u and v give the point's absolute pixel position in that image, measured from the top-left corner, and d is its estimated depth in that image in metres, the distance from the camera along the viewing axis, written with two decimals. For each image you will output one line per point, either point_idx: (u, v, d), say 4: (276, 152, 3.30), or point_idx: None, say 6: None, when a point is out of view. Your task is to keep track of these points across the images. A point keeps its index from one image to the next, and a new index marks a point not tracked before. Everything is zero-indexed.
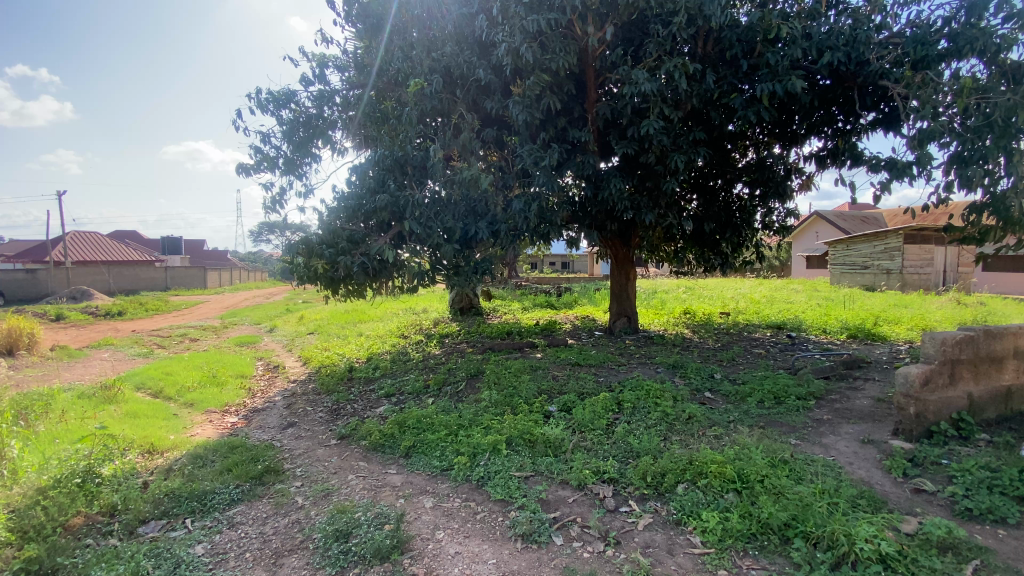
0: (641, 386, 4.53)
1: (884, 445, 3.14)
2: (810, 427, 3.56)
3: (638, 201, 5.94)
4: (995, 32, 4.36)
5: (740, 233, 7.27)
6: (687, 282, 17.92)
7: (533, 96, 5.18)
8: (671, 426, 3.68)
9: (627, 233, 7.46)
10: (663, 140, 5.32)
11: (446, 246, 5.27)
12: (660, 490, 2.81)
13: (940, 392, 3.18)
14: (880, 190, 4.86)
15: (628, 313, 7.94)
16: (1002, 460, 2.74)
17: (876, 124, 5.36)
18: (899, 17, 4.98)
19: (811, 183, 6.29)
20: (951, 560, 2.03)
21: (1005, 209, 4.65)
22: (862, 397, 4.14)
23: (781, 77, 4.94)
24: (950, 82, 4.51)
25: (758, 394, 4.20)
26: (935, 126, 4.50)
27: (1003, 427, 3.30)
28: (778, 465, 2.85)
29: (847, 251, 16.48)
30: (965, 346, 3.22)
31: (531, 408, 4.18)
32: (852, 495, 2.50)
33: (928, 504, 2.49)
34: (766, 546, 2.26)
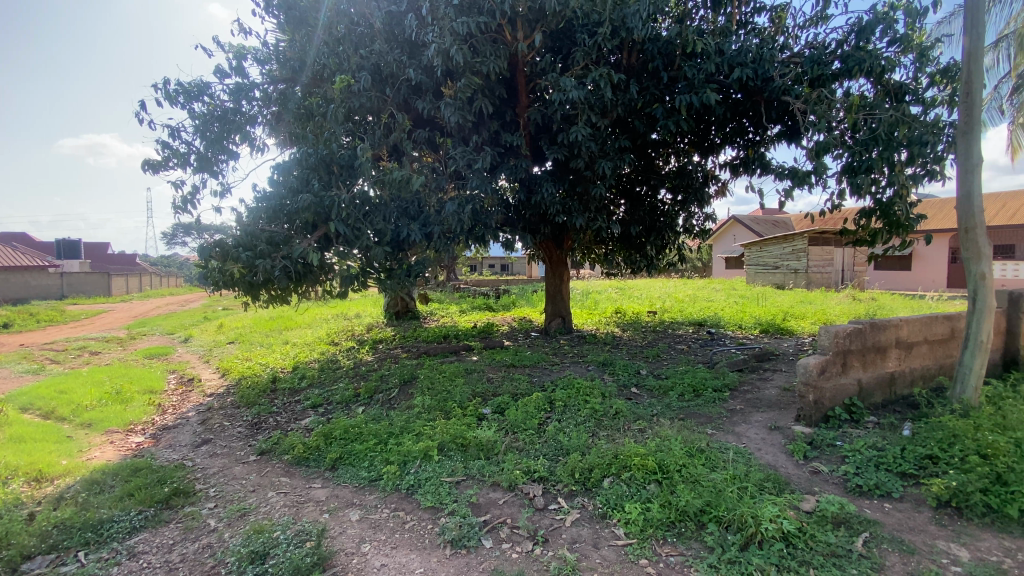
0: (572, 384, 4.64)
1: (788, 431, 3.42)
2: (725, 417, 3.80)
3: (569, 205, 6.06)
4: (879, 56, 4.88)
5: (665, 236, 7.63)
6: (618, 283, 18.65)
7: (464, 98, 5.16)
8: (599, 423, 3.79)
9: (560, 235, 7.62)
10: (591, 146, 5.50)
11: (376, 248, 5.12)
12: (587, 486, 2.88)
13: (834, 380, 3.51)
14: (785, 197, 5.28)
15: (563, 314, 8.12)
16: (887, 440, 3.05)
17: (780, 136, 5.83)
18: (799, 38, 5.46)
19: (726, 189, 6.73)
20: (844, 534, 2.23)
21: (889, 214, 5.21)
22: (770, 387, 4.49)
23: (697, 89, 5.25)
24: (841, 100, 5.01)
25: (679, 387, 4.44)
26: (830, 140, 4.99)
27: (887, 409, 3.68)
28: (695, 454, 3.02)
29: (761, 253, 17.81)
30: (854, 338, 3.56)
31: (464, 411, 4.15)
32: (760, 479, 2.69)
33: (825, 483, 2.73)
34: (683, 533, 2.37)
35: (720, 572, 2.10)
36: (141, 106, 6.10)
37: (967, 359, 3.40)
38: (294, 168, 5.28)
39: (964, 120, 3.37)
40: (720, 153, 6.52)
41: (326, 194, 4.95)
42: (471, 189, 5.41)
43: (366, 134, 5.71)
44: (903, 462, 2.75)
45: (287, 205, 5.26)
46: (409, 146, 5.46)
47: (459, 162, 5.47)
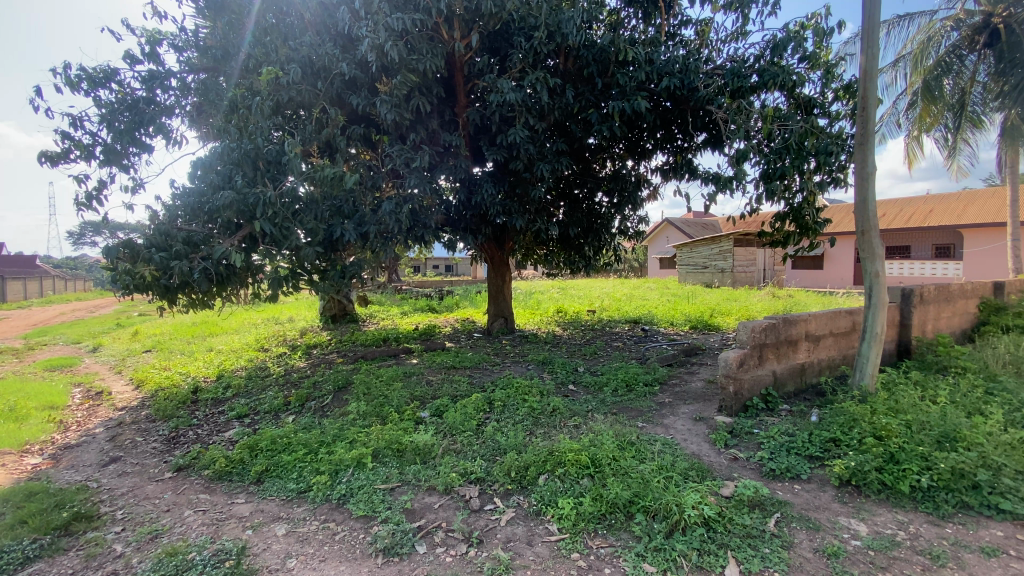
0: (511, 384, 4.67)
1: (711, 421, 3.62)
2: (655, 410, 3.98)
3: (508, 206, 6.10)
4: (791, 72, 5.28)
5: (602, 238, 7.86)
6: (560, 283, 19.03)
7: (400, 96, 5.05)
8: (536, 421, 3.84)
9: (500, 236, 7.66)
10: (529, 148, 5.55)
11: (307, 249, 4.90)
12: (523, 485, 2.91)
13: (752, 372, 3.75)
14: (709, 201, 5.59)
15: (504, 315, 8.16)
16: (798, 425, 3.30)
17: (706, 143, 6.17)
18: (721, 51, 5.79)
19: (657, 193, 7.04)
20: (758, 516, 2.39)
21: (800, 218, 5.64)
22: (696, 379, 4.75)
23: (629, 96, 5.45)
24: (758, 112, 5.36)
25: (613, 383, 4.60)
26: (748, 148, 5.34)
27: (798, 397, 3.99)
28: (626, 447, 3.13)
29: (692, 253, 18.87)
30: (769, 332, 3.83)
31: (401, 416, 4.06)
32: (685, 468, 2.83)
33: (743, 468, 2.92)
34: (613, 524, 2.44)
35: (647, 560, 2.18)
36: (36, 91, 5.50)
37: (865, 349, 3.75)
38: (215, 163, 4.95)
39: (861, 132, 3.70)
40: (651, 158, 6.81)
41: (250, 191, 4.66)
42: (408, 188, 5.31)
43: (296, 129, 5.46)
44: (811, 446, 2.98)
45: (207, 203, 4.93)
46: (343, 143, 5.27)
47: (395, 160, 5.35)
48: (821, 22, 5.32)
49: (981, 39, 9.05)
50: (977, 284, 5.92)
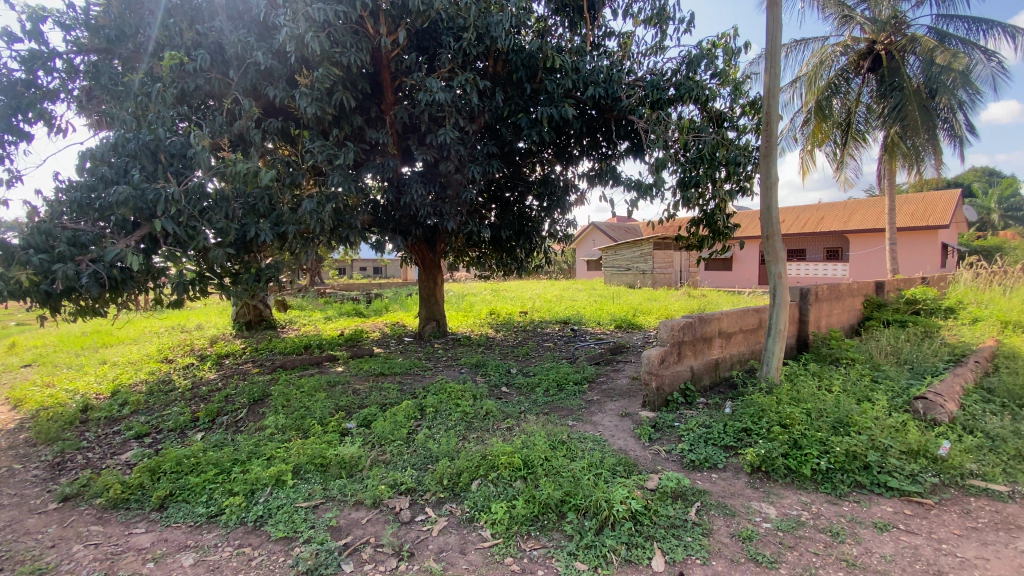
0: (443, 388, 4.60)
1: (636, 417, 3.77)
2: (584, 408, 4.08)
3: (439, 208, 6.02)
4: (704, 87, 5.65)
5: (532, 241, 7.96)
6: (492, 285, 19.09)
7: (323, 90, 4.81)
8: (469, 425, 3.80)
9: (431, 238, 7.54)
10: (459, 149, 5.50)
11: (217, 250, 4.51)
12: (455, 492, 2.86)
13: (672, 368, 3.96)
14: (632, 206, 5.85)
15: (436, 318, 8.02)
16: (713, 418, 3.51)
17: (628, 151, 6.44)
18: (642, 64, 6.08)
19: (585, 197, 7.24)
20: (680, 506, 2.51)
21: (713, 223, 6.04)
22: (622, 376, 4.95)
23: (557, 103, 5.58)
24: (676, 123, 5.69)
25: (545, 383, 4.67)
26: (667, 156, 5.64)
27: (713, 390, 4.26)
28: (557, 447, 3.17)
29: (616, 256, 19.78)
30: (687, 330, 4.06)
31: (325, 428, 3.86)
32: (613, 464, 2.92)
33: (666, 461, 3.06)
34: (546, 525, 2.46)
35: (579, 558, 2.20)
36: None
37: (770, 344, 4.07)
38: (107, 154, 4.43)
39: (766, 145, 4.03)
40: (579, 164, 6.98)
41: (150, 186, 4.22)
42: (332, 187, 5.06)
43: (205, 120, 5.02)
44: (726, 437, 3.18)
45: (98, 198, 4.40)
46: (258, 137, 4.92)
47: (317, 157, 5.08)
48: (729, 42, 5.75)
49: (866, 64, 10.37)
50: (861, 283, 6.66)
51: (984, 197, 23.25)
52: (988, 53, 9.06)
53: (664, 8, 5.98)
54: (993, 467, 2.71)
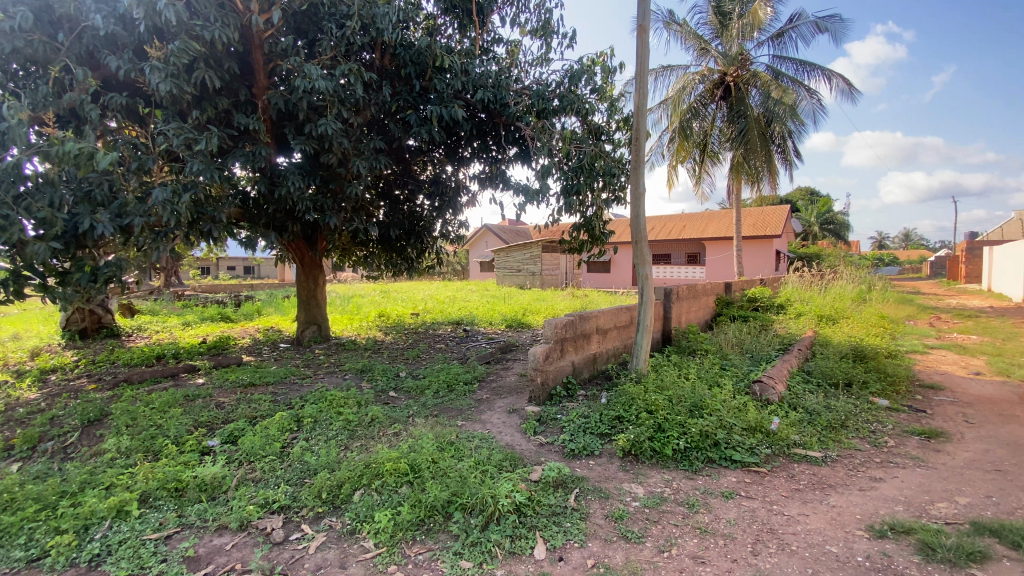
0: (324, 397, 4.32)
1: (522, 413, 3.89)
2: (472, 408, 4.11)
3: (319, 203, 5.65)
4: (583, 100, 6.02)
5: (423, 241, 7.83)
6: (381, 286, 18.42)
7: (179, 65, 4.25)
8: (352, 434, 3.61)
9: (311, 235, 7.06)
10: (343, 142, 5.22)
11: (37, 243, 3.76)
12: (335, 505, 2.71)
13: (555, 363, 4.15)
14: (520, 210, 6.02)
15: (318, 322, 7.51)
16: (591, 408, 3.75)
17: (516, 155, 6.61)
18: (528, 73, 6.30)
19: (475, 199, 7.30)
20: (561, 495, 2.64)
21: (592, 229, 6.44)
22: (511, 374, 5.08)
23: (446, 103, 5.57)
24: (559, 133, 5.99)
25: (434, 385, 4.61)
26: (551, 164, 5.90)
27: (592, 382, 4.55)
28: (445, 448, 3.15)
29: (507, 258, 20.29)
30: (569, 327, 4.29)
31: (182, 448, 3.41)
32: (500, 460, 2.97)
33: (549, 452, 3.20)
34: (432, 528, 2.43)
35: (464, 557, 2.20)
36: None
37: (639, 339, 4.45)
38: None
39: (637, 157, 4.40)
40: (469, 166, 7.02)
41: None
42: (191, 174, 4.49)
43: (24, 88, 4.19)
44: (602, 425, 3.41)
45: None
46: (95, 112, 4.21)
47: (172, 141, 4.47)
48: (606, 61, 6.20)
49: (718, 92, 11.82)
50: (714, 284, 7.58)
51: (807, 212, 27.83)
52: (810, 92, 10.92)
53: (549, 22, 6.26)
54: (810, 437, 3.26)
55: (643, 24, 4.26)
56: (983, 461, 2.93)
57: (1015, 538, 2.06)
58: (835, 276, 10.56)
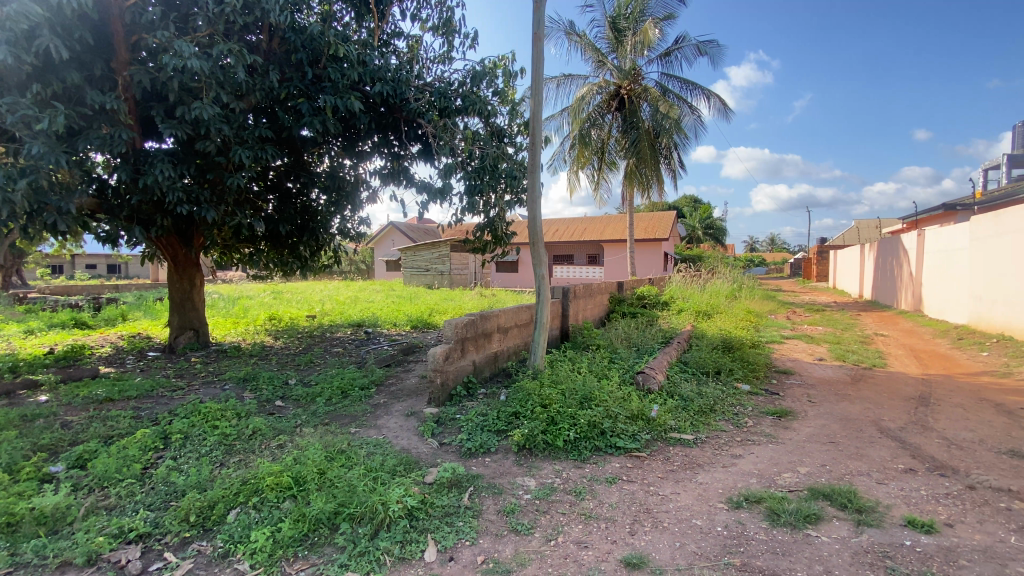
0: (197, 410, 3.91)
1: (420, 415, 3.83)
2: (368, 413, 3.96)
3: (195, 195, 5.11)
4: (485, 102, 6.05)
5: (318, 238, 7.40)
6: (275, 286, 17.13)
7: (12, 28, 3.62)
8: (229, 449, 3.31)
9: (187, 230, 6.36)
10: (222, 128, 4.76)
11: None
12: (206, 528, 2.46)
13: (455, 363, 4.14)
14: (422, 209, 5.91)
15: (194, 327, 6.79)
16: (490, 406, 3.78)
17: (419, 152, 6.43)
18: (429, 70, 6.21)
19: (375, 195, 7.04)
20: (455, 494, 2.63)
21: (496, 230, 6.45)
22: (411, 376, 4.97)
23: (341, 94, 5.29)
24: (460, 132, 5.97)
25: (326, 392, 4.37)
26: (454, 163, 5.88)
27: (492, 381, 4.59)
28: (334, 456, 3.01)
29: (414, 257, 19.88)
30: (469, 327, 4.29)
31: (13, 477, 2.89)
32: (393, 465, 2.89)
33: (445, 453, 3.18)
34: (316, 542, 2.29)
35: (350, 568, 2.10)
36: None
37: (537, 336, 4.57)
38: None
39: (534, 161, 4.53)
40: (369, 161, 6.64)
41: None
42: (28, 157, 3.84)
43: None
44: (499, 422, 3.45)
45: None
46: None
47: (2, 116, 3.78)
48: (508, 65, 6.31)
49: (614, 103, 12.57)
50: (608, 283, 8.04)
51: (692, 218, 30.61)
52: (692, 109, 12.02)
53: (450, 21, 6.23)
54: (684, 421, 3.59)
55: (539, 32, 4.39)
56: (821, 434, 3.42)
57: (841, 499, 2.42)
58: (713, 276, 11.71)
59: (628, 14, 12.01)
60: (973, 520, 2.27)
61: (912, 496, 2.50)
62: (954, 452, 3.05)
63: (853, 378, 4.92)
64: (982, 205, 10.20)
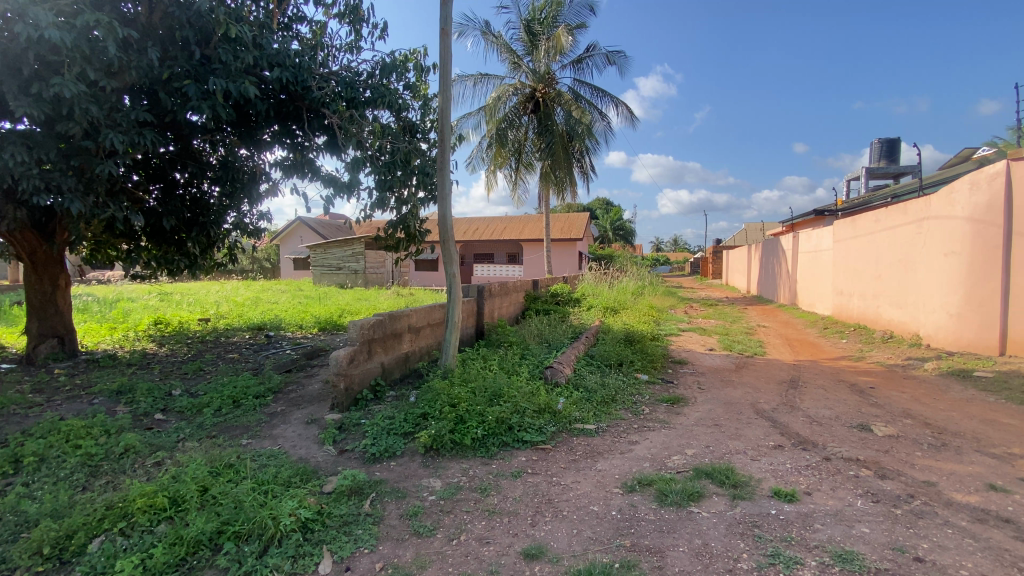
0: (56, 428, 3.41)
1: (322, 422, 3.64)
2: (263, 423, 3.70)
3: (57, 183, 4.46)
4: (395, 95, 5.88)
5: (210, 233, 6.76)
6: (163, 287, 15.46)
7: None
8: (95, 470, 2.93)
9: (47, 224, 5.54)
10: (90, 109, 4.20)
11: None
12: (61, 560, 2.14)
13: (361, 366, 3.98)
14: (328, 204, 5.60)
15: (59, 333, 5.93)
16: (397, 409, 3.68)
17: (324, 144, 6.08)
18: (335, 58, 5.91)
19: (276, 188, 6.58)
20: (354, 502, 2.53)
21: (408, 227, 6.30)
22: (314, 382, 4.71)
23: (234, 78, 4.86)
24: (367, 125, 5.74)
25: (216, 402, 4.02)
26: (363, 157, 5.61)
27: (401, 383, 4.47)
28: (221, 472, 2.77)
29: (324, 255, 18.90)
30: (376, 328, 4.15)
31: None
32: (288, 476, 2.72)
33: (348, 460, 3.05)
34: (195, 566, 2.09)
35: None
36: None
37: (448, 335, 4.53)
38: None
39: (442, 158, 4.48)
40: (268, 151, 6.16)
41: None
42: None
43: None
44: (405, 424, 3.37)
45: None
46: None
47: None
48: (419, 59, 6.19)
49: (529, 106, 12.82)
50: (522, 281, 8.19)
51: (604, 220, 32.11)
52: (602, 115, 12.58)
53: (358, 9, 5.98)
54: (588, 412, 3.74)
55: (446, 29, 4.35)
56: (707, 418, 3.73)
57: (721, 477, 2.65)
58: (621, 274, 12.36)
59: (543, 19, 12.37)
60: (827, 487, 2.59)
61: (780, 469, 2.80)
62: (816, 428, 3.47)
63: (737, 365, 5.44)
64: (844, 212, 11.71)
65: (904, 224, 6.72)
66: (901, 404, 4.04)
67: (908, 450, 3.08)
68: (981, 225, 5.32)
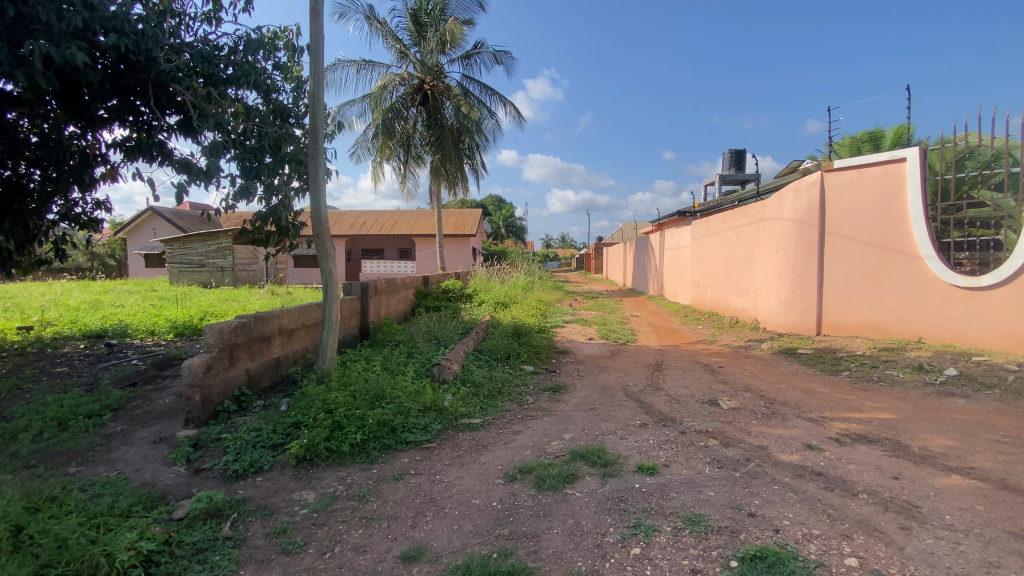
0: None
1: (173, 440, 3.21)
2: (98, 447, 3.16)
3: None
4: (262, 74, 5.34)
5: (27, 225, 5.59)
6: None
7: None
8: None
9: None
10: None
11: None
12: None
13: (221, 375, 3.59)
14: (180, 192, 4.93)
15: None
16: (265, 419, 3.38)
17: (177, 125, 5.35)
18: (189, 28, 5.21)
19: (116, 173, 5.66)
20: (211, 526, 2.27)
21: (279, 219, 5.78)
22: (166, 396, 4.14)
23: (56, 40, 4.06)
24: (228, 106, 5.15)
25: (33, 426, 3.35)
26: (223, 141, 5.02)
27: (272, 391, 4.11)
28: (40, 506, 2.32)
29: (184, 251, 16.71)
30: (239, 331, 3.77)
31: None
32: (129, 505, 2.37)
33: (205, 480, 2.73)
34: None
35: None
36: None
37: (326, 337, 4.25)
38: None
39: (314, 146, 4.16)
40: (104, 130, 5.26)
41: None
42: None
43: None
44: (274, 435, 3.10)
45: None
46: None
47: None
48: (290, 38, 5.70)
49: (417, 98, 12.50)
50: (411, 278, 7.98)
51: (496, 216, 32.58)
52: (491, 113, 12.69)
53: None
54: (474, 407, 3.77)
55: (317, 8, 4.06)
56: (584, 403, 3.96)
57: (593, 458, 2.83)
58: (512, 270, 12.62)
59: (429, 10, 12.08)
60: (683, 458, 2.89)
61: (645, 446, 3.07)
62: (675, 406, 3.87)
63: (613, 353, 5.85)
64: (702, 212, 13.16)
65: (747, 224, 7.73)
66: (745, 380, 4.66)
67: (747, 420, 3.56)
68: (803, 225, 6.32)
